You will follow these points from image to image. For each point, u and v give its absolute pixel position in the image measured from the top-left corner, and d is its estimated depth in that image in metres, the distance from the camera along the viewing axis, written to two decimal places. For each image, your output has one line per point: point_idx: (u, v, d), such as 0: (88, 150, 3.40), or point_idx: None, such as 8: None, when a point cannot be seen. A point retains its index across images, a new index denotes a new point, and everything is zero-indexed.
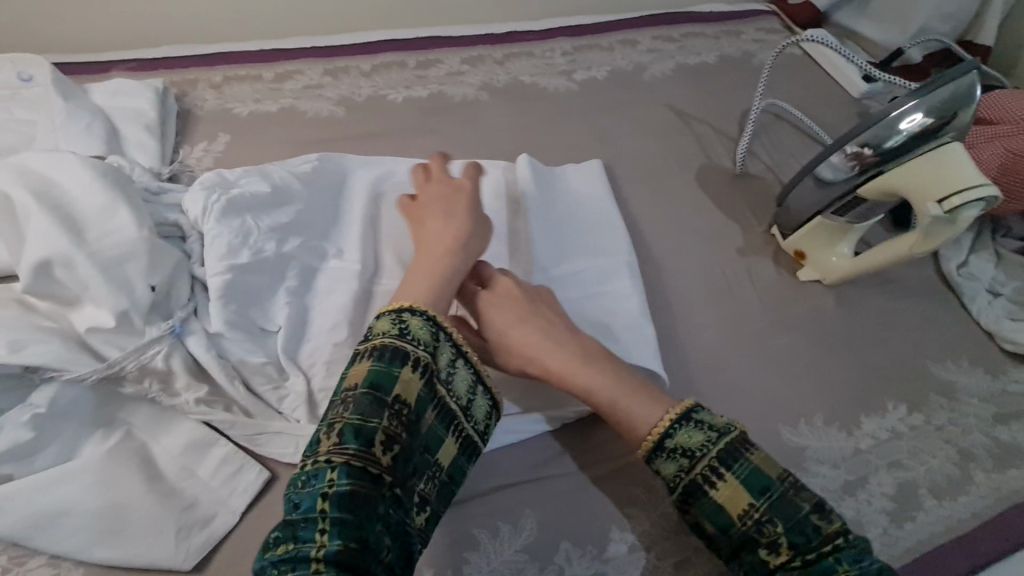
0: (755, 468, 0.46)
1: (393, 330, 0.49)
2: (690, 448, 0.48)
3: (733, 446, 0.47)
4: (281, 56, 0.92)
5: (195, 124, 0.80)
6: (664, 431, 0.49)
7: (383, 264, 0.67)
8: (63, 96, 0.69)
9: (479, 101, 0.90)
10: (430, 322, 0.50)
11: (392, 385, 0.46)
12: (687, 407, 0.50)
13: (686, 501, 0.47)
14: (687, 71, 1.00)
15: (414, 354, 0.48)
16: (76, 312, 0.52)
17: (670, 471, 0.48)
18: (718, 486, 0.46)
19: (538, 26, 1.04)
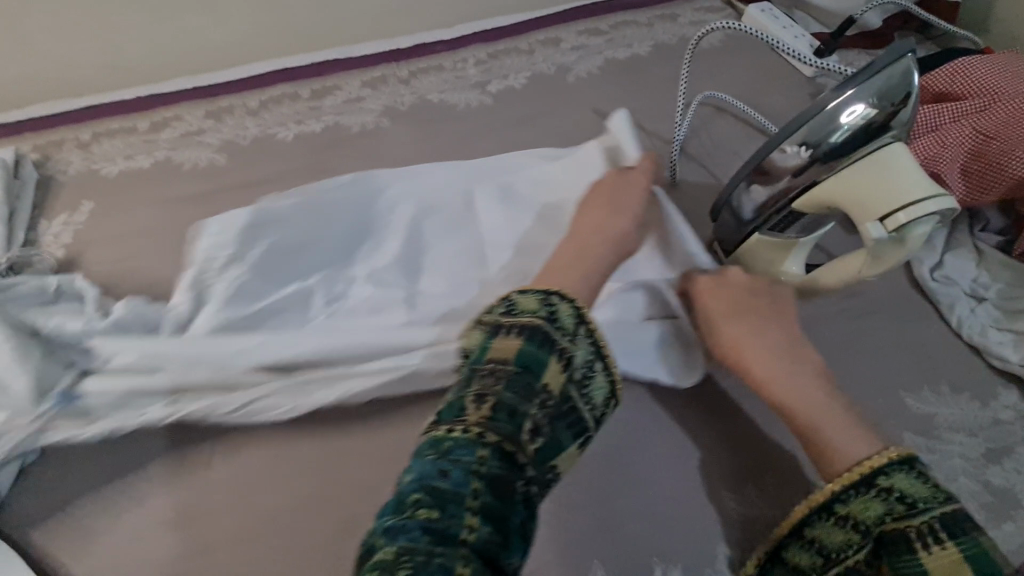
0: (982, 549, 0.40)
1: (521, 312, 0.46)
2: (911, 496, 0.43)
3: (959, 513, 0.42)
4: (159, 103, 0.83)
5: (56, 194, 0.72)
6: (869, 477, 0.44)
7: (279, 310, 0.56)
8: None
9: (380, 128, 0.80)
10: (576, 312, 0.47)
11: (543, 371, 0.43)
12: (907, 456, 0.45)
13: (877, 551, 0.43)
14: (616, 67, 0.90)
15: (562, 344, 0.44)
16: None
17: (838, 540, 0.44)
18: (933, 551, 0.40)
19: (449, 34, 0.94)
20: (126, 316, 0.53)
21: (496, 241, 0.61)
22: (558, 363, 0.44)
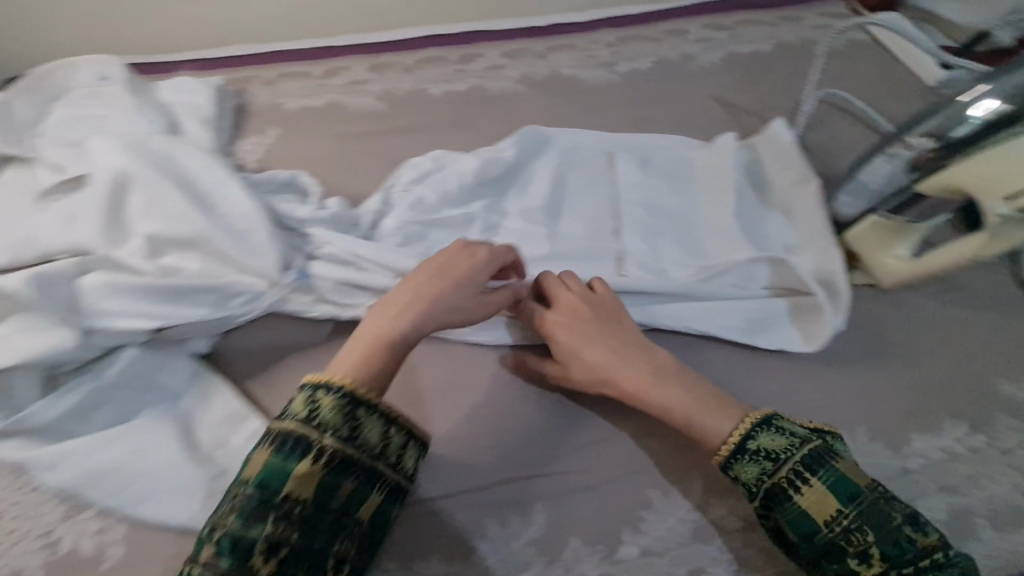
0: (843, 475, 0.47)
1: (314, 417, 0.46)
2: (771, 450, 0.49)
3: (818, 451, 0.48)
4: (330, 54, 0.95)
5: (248, 119, 0.85)
6: (740, 441, 0.49)
7: (461, 236, 0.71)
8: (132, 92, 0.75)
9: (517, 94, 0.90)
10: (346, 401, 0.47)
11: (281, 484, 0.44)
12: (768, 414, 0.51)
13: (768, 503, 0.48)
14: (738, 61, 0.95)
15: (317, 445, 0.45)
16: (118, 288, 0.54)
17: (751, 475, 0.49)
18: (804, 492, 0.47)
19: (582, 18, 1.03)
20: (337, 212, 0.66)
21: (630, 201, 0.75)
22: (349, 479, 0.46)
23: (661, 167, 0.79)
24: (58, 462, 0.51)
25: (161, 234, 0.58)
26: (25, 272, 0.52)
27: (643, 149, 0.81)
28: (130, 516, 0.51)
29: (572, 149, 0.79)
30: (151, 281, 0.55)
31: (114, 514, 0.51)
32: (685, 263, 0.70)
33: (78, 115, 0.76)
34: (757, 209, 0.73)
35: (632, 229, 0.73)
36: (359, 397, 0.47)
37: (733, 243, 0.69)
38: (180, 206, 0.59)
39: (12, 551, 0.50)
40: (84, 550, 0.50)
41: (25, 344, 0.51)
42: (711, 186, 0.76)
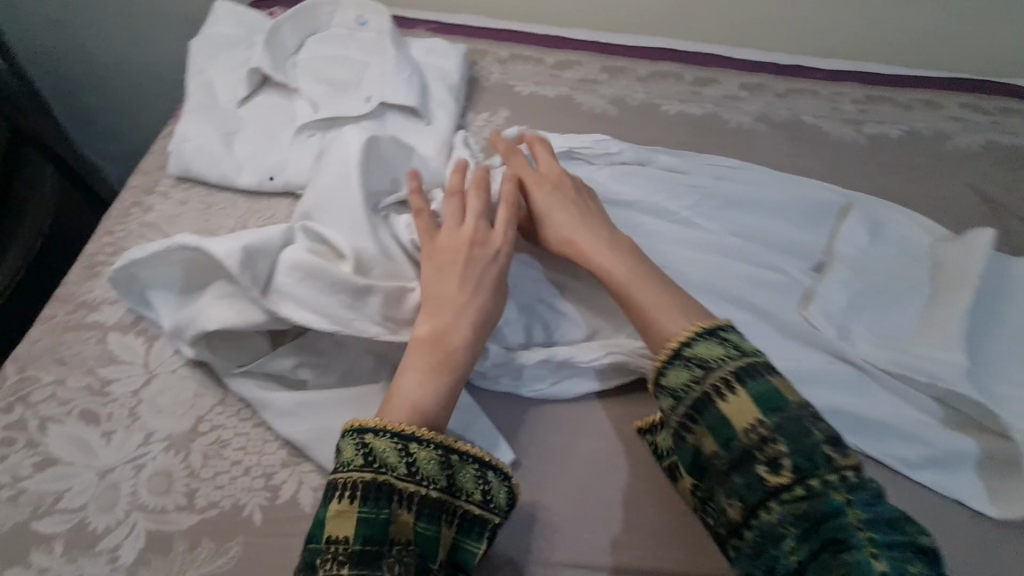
0: (771, 386, 0.43)
1: (340, 463, 0.44)
2: (703, 358, 0.45)
3: (756, 363, 0.45)
4: (563, 45, 0.92)
5: (480, 94, 0.84)
6: (678, 346, 0.46)
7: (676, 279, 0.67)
8: (393, 45, 0.75)
9: (755, 132, 0.84)
10: (396, 441, 0.43)
11: (328, 526, 0.41)
12: (717, 325, 0.47)
13: (692, 417, 0.44)
14: (1001, 151, 0.86)
15: (367, 481, 0.42)
16: (298, 282, 0.50)
17: (678, 381, 0.45)
18: (728, 398, 0.43)
19: (826, 65, 0.96)
20: None
21: (859, 273, 0.67)
22: (393, 508, 0.42)
23: (891, 247, 0.71)
24: (296, 410, 0.50)
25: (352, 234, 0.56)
26: (234, 241, 0.49)
27: (876, 218, 0.73)
28: None
29: (787, 194, 0.73)
30: (334, 270, 0.50)
31: None
32: (876, 337, 0.63)
33: (336, 55, 0.76)
34: (996, 317, 0.63)
35: (837, 280, 0.66)
36: (359, 425, 0.44)
37: (946, 340, 0.60)
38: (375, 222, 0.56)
39: (236, 483, 0.49)
40: (302, 503, 0.49)
41: (233, 309, 0.50)
42: (958, 273, 0.66)
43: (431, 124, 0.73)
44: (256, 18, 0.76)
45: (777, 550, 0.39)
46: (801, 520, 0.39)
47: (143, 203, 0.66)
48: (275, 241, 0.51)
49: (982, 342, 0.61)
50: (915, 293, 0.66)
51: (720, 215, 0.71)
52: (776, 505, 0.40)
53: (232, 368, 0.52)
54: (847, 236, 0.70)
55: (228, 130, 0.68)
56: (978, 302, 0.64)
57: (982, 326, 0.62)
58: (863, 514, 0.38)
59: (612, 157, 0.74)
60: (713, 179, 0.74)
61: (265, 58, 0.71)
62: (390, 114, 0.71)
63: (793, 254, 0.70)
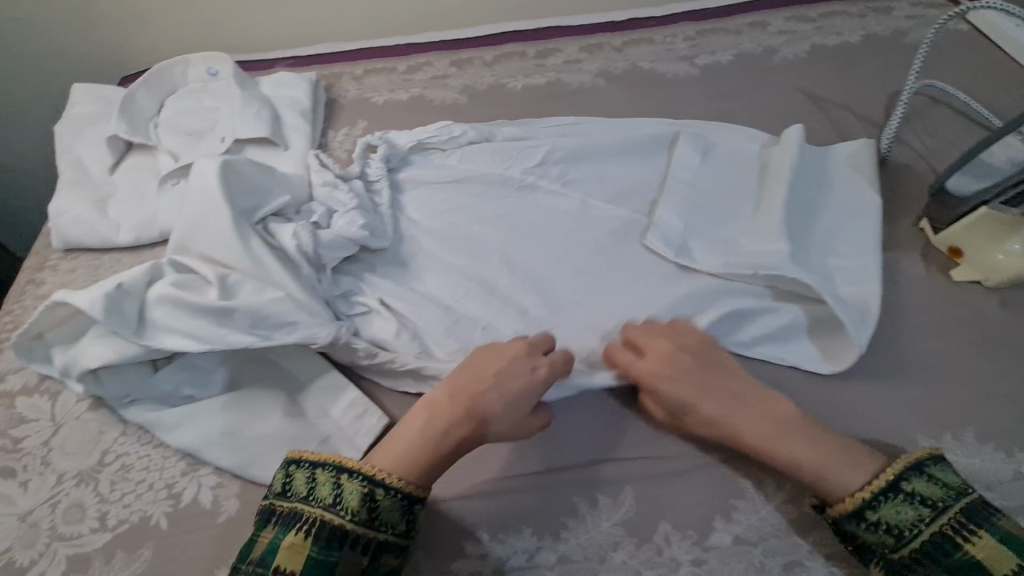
0: (1012, 532, 0.43)
1: (310, 493, 0.49)
2: (897, 524, 0.46)
3: (978, 506, 0.45)
4: (412, 50, 0.99)
5: (339, 112, 0.90)
6: (860, 503, 0.47)
7: (523, 235, 0.71)
8: (240, 87, 0.81)
9: (596, 88, 0.90)
10: (364, 489, 0.48)
11: (276, 556, 0.46)
12: (925, 458, 0.48)
13: (924, 555, 0.44)
14: (824, 53, 0.92)
15: (321, 515, 0.47)
16: (171, 318, 0.56)
17: (905, 519, 0.45)
18: (973, 542, 0.43)
19: (660, 11, 1.02)
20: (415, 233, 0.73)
21: (692, 193, 0.73)
22: (342, 553, 0.47)
23: (723, 160, 0.76)
24: (184, 421, 0.57)
25: (222, 257, 0.61)
26: (99, 291, 0.55)
27: (707, 137, 0.78)
28: (242, 476, 0.55)
29: (620, 137, 0.78)
30: (202, 300, 0.56)
31: (229, 472, 0.56)
32: (713, 247, 0.68)
33: (192, 107, 0.82)
34: (816, 206, 0.70)
35: (670, 207, 0.71)
36: (345, 464, 0.50)
37: (772, 232, 0.66)
38: (243, 236, 0.62)
39: (142, 498, 0.55)
40: (201, 502, 0.54)
41: (109, 347, 0.56)
42: (778, 171, 0.72)
43: (289, 148, 0.79)
44: (114, 93, 0.83)
45: None
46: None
47: (37, 279, 0.72)
48: (140, 282, 0.57)
49: (803, 230, 0.68)
50: (744, 201, 0.72)
51: (562, 168, 0.77)
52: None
53: (124, 398, 0.58)
54: (677, 160, 0.75)
55: (101, 197, 0.74)
56: (796, 195, 0.70)
57: (807, 219, 0.69)
58: None
59: (455, 138, 0.80)
60: (552, 137, 0.80)
61: (121, 125, 0.77)
62: (247, 148, 0.78)
63: (631, 188, 0.75)
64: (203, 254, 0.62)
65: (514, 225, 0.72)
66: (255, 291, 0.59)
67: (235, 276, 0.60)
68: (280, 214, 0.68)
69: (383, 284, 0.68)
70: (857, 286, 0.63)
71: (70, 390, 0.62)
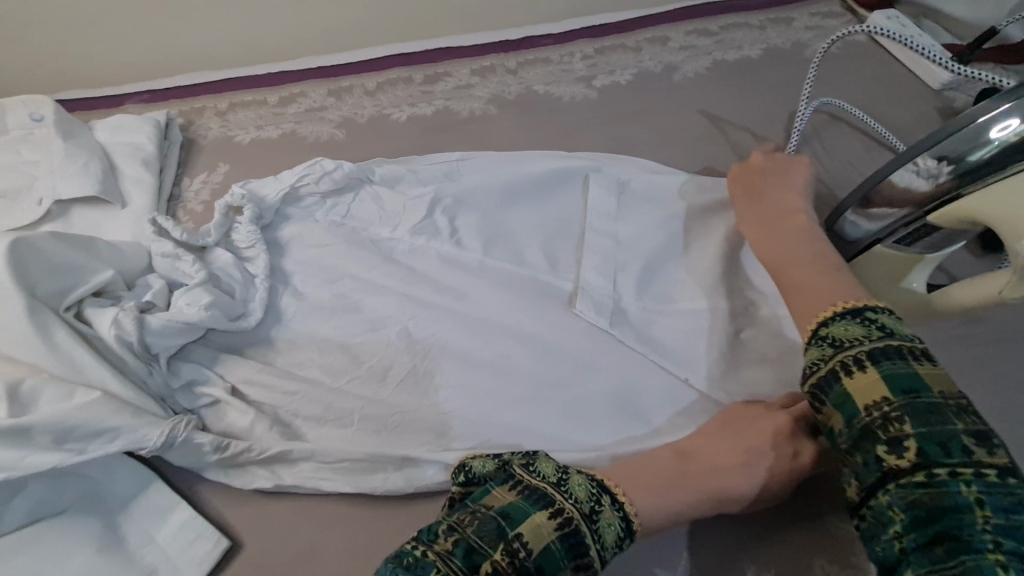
0: (908, 370, 0.39)
1: (567, 488, 0.41)
2: (842, 338, 0.42)
3: (890, 347, 0.40)
4: (287, 79, 0.89)
5: (197, 155, 0.79)
6: (816, 323, 0.44)
7: (411, 300, 0.63)
8: (64, 135, 0.70)
9: (488, 116, 0.83)
10: (623, 521, 0.41)
11: (522, 521, 0.38)
12: (861, 305, 0.43)
13: (816, 397, 0.42)
14: (725, 70, 0.88)
15: (563, 504, 0.39)
16: None
17: (808, 359, 0.43)
18: (856, 375, 0.40)
19: (557, 27, 0.96)
20: (286, 305, 0.63)
21: (616, 239, 0.68)
22: (569, 568, 0.38)
23: (639, 198, 0.71)
24: None
25: (19, 355, 0.48)
26: None
27: (620, 175, 0.73)
28: None
29: (511, 176, 0.70)
30: None
31: None
32: (641, 303, 0.63)
33: (8, 162, 0.70)
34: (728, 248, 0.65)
35: (595, 263, 0.65)
36: (607, 485, 0.43)
37: (704, 293, 0.63)
38: (46, 329, 0.49)
39: None
40: None
41: None
42: (702, 216, 0.69)
43: (128, 205, 0.68)
44: None
45: (886, 531, 0.36)
46: (915, 509, 0.35)
47: None
48: None
49: (725, 281, 0.64)
50: (665, 244, 0.67)
51: (455, 219, 0.69)
52: (894, 487, 0.36)
53: None
54: (596, 202, 0.70)
55: None
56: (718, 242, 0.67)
57: (721, 269, 0.64)
58: (995, 516, 0.33)
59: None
60: (437, 178, 0.72)
61: None
62: (74, 209, 0.67)
63: (545, 237, 0.69)
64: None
65: (404, 293, 0.64)
66: (60, 398, 0.46)
67: (32, 380, 0.47)
68: (104, 292, 0.55)
69: (239, 366, 0.58)
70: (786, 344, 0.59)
71: None
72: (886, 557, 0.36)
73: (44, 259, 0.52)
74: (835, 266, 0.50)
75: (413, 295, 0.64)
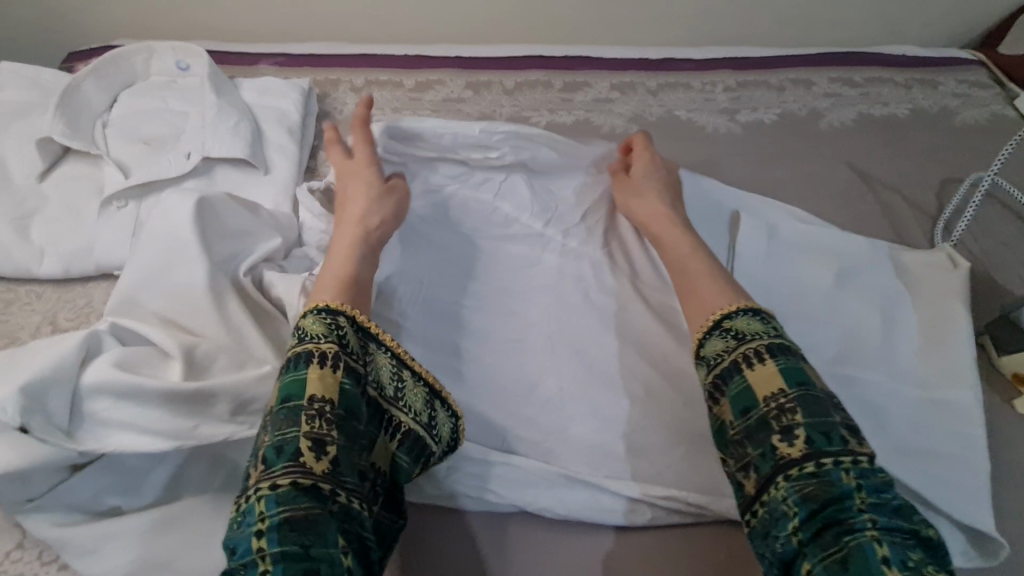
0: (795, 364, 0.44)
1: (310, 335, 0.43)
2: (744, 331, 0.46)
3: (778, 343, 0.45)
4: (423, 64, 0.87)
5: (333, 129, 0.77)
6: (718, 318, 0.48)
7: (557, 321, 0.61)
8: (216, 91, 0.68)
9: (629, 134, 0.81)
10: (332, 315, 0.44)
11: (304, 389, 0.40)
12: (761, 311, 0.48)
13: (717, 386, 0.46)
14: (871, 124, 0.86)
15: (322, 351, 0.41)
16: (119, 408, 0.42)
17: (714, 350, 0.47)
18: (756, 367, 0.44)
19: (698, 54, 0.94)
20: (432, 307, 0.61)
21: (764, 288, 0.65)
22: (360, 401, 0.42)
23: (791, 245, 0.67)
24: (96, 546, 0.43)
25: (190, 322, 0.47)
26: (16, 379, 0.40)
27: (770, 220, 0.70)
28: None
29: None
30: (159, 383, 0.42)
31: None
32: None
33: (153, 108, 0.68)
34: (889, 316, 0.62)
35: None
36: (341, 309, 0.45)
37: (864, 362, 0.59)
38: (220, 294, 0.48)
39: None
40: None
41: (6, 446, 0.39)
42: (857, 276, 0.65)
43: (271, 172, 0.66)
44: (54, 78, 0.68)
45: (781, 525, 0.39)
46: (806, 502, 0.38)
47: None
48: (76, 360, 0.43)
49: (888, 352, 0.60)
50: (819, 298, 0.63)
51: (602, 242, 0.67)
52: (787, 481, 0.40)
53: (18, 510, 0.43)
54: (749, 244, 0.66)
55: (23, 212, 0.59)
56: (877, 307, 0.63)
57: (883, 335, 0.61)
58: (869, 497, 0.38)
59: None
60: (586, 194, 0.68)
61: (58, 122, 0.62)
62: (218, 168, 0.64)
63: None
64: (159, 313, 0.48)
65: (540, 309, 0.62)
66: (233, 369, 0.45)
67: (208, 347, 0.46)
68: (268, 259, 0.54)
69: None
70: (956, 432, 0.54)
71: None
72: (785, 552, 0.39)
73: (219, 222, 0.51)
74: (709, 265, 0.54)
75: (558, 314, 0.62)
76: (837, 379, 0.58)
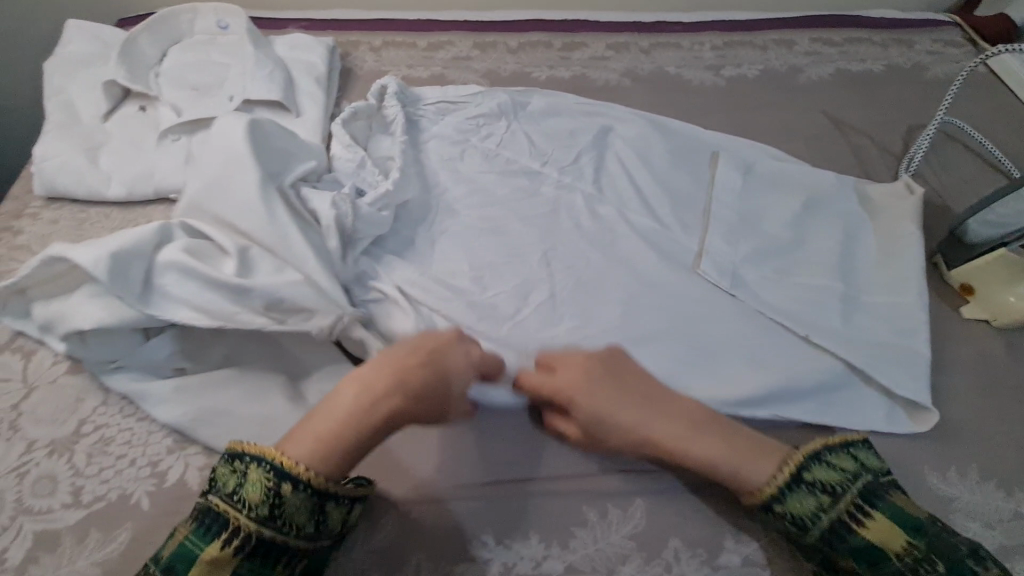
0: (895, 506, 0.45)
1: (237, 495, 0.43)
2: (828, 484, 0.46)
3: (869, 485, 0.46)
4: (435, 27, 0.95)
5: (354, 82, 0.86)
6: (768, 497, 0.47)
7: (551, 233, 0.69)
8: (254, 44, 0.77)
9: (622, 87, 0.89)
10: (268, 478, 0.43)
11: (193, 566, 0.41)
12: (821, 445, 0.48)
13: (831, 544, 0.45)
14: (848, 79, 0.93)
15: (236, 523, 0.42)
16: (181, 286, 0.51)
17: (806, 510, 0.46)
18: (867, 524, 0.44)
19: (688, 19, 1.01)
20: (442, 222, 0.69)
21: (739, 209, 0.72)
22: (267, 560, 0.42)
23: (764, 178, 0.75)
24: (172, 398, 0.53)
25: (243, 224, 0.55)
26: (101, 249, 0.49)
27: (747, 158, 0.78)
28: None
29: (649, 147, 0.77)
30: (214, 270, 0.50)
31: (219, 453, 0.53)
32: (760, 269, 0.67)
33: (198, 60, 0.77)
34: (849, 236, 0.70)
35: (720, 230, 0.70)
36: (288, 469, 0.43)
37: (823, 271, 0.67)
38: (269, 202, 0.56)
39: (122, 475, 0.51)
40: (189, 482, 0.51)
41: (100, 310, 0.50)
42: (822, 202, 0.73)
43: (303, 115, 0.75)
44: (112, 34, 0.77)
45: None
46: None
47: (13, 227, 0.66)
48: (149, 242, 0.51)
49: (846, 264, 0.68)
50: (788, 218, 0.71)
51: (593, 173, 0.75)
52: None
53: (107, 369, 0.54)
54: (724, 174, 0.75)
55: (92, 145, 0.69)
56: (839, 227, 0.70)
57: (843, 251, 0.68)
58: None
59: (486, 136, 0.78)
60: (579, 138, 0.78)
61: (120, 70, 0.72)
62: (257, 110, 0.73)
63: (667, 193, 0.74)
64: (218, 216, 0.56)
65: (539, 229, 0.69)
66: (274, 271, 0.53)
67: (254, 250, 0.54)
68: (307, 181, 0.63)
69: (400, 267, 0.64)
70: (898, 327, 0.63)
71: (45, 351, 0.57)
72: None
73: (271, 148, 0.60)
74: (710, 417, 0.50)
75: (552, 226, 0.69)
76: (797, 284, 0.66)
